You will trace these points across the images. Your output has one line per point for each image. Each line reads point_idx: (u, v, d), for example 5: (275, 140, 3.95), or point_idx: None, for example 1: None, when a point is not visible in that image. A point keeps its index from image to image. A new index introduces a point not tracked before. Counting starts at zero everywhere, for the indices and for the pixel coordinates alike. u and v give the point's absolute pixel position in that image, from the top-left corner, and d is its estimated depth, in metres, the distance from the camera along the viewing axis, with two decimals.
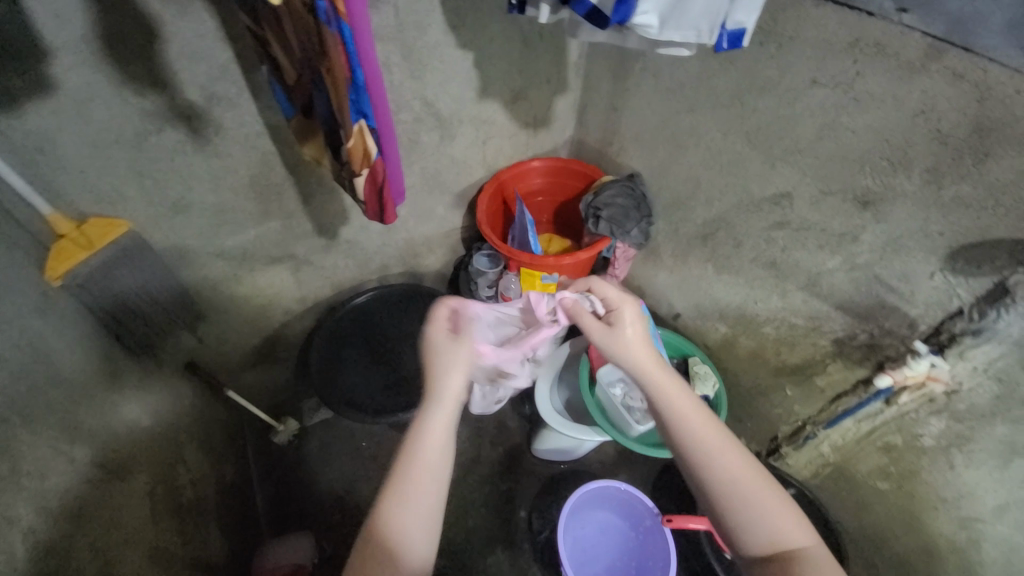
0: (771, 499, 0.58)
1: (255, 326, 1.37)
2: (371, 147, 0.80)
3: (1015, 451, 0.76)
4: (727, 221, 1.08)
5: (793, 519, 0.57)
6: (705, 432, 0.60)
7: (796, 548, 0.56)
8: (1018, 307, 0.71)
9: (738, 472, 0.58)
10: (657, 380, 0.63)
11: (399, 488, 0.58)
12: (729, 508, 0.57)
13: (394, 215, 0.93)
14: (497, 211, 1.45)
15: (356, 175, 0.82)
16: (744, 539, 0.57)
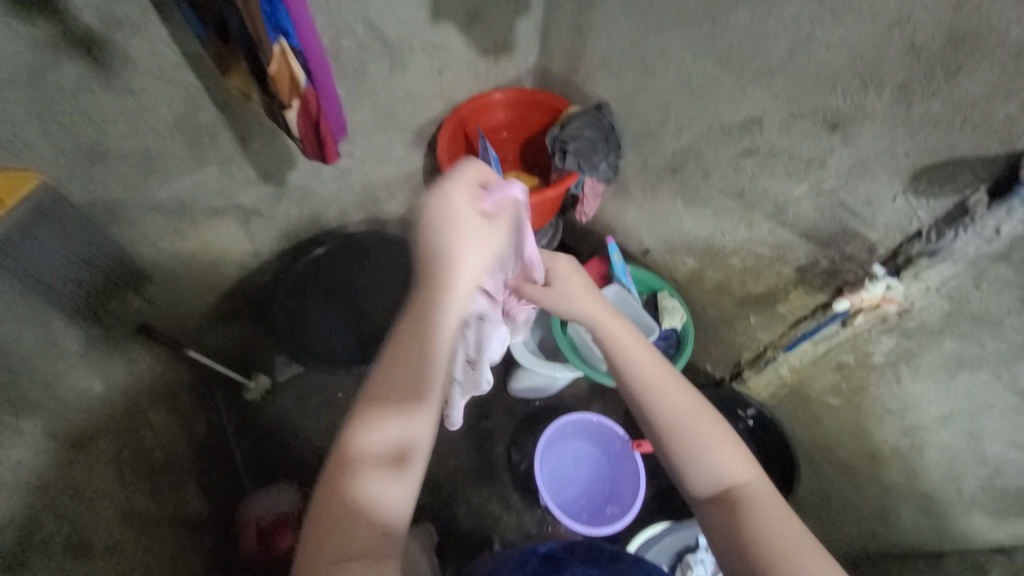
0: (714, 437, 0.65)
1: (208, 282, 1.29)
2: (297, 74, 0.79)
3: (960, 364, 0.81)
4: (697, 150, 1.04)
5: (734, 452, 0.64)
6: (649, 375, 0.68)
7: (736, 481, 0.63)
8: (977, 227, 0.72)
9: (682, 410, 0.66)
10: (606, 331, 0.72)
11: (365, 459, 0.55)
12: (675, 442, 0.65)
13: (334, 150, 0.94)
14: (460, 150, 1.37)
15: (285, 106, 0.81)
16: (690, 472, 0.65)
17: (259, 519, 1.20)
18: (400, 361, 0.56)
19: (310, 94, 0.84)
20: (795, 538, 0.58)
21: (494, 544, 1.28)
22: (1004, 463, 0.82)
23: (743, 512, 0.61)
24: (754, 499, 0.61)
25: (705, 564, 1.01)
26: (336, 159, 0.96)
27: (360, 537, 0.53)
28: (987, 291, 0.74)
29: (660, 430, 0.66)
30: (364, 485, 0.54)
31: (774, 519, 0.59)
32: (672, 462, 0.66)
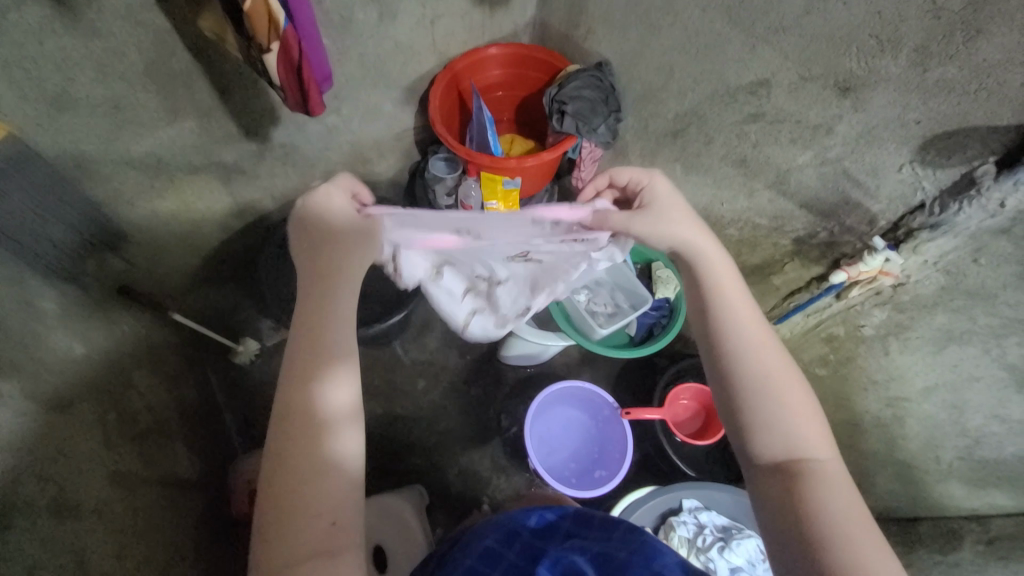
0: (803, 405, 0.59)
1: (190, 243, 1.25)
2: (276, 11, 0.73)
3: (950, 337, 0.81)
4: (700, 114, 1.00)
5: (819, 429, 0.59)
6: (747, 326, 0.63)
7: (813, 457, 0.57)
8: (981, 200, 0.70)
9: (775, 369, 0.60)
10: (713, 271, 0.67)
11: (294, 454, 0.54)
12: (760, 397, 0.59)
13: (319, 101, 0.90)
14: (452, 108, 1.31)
15: (265, 49, 0.76)
16: (764, 433, 0.59)
17: (252, 481, 1.22)
18: (306, 351, 0.57)
19: (291, 36, 0.78)
20: (860, 528, 0.52)
21: (483, 505, 1.31)
22: (984, 435, 0.82)
23: (815, 488, 0.55)
24: (825, 475, 0.56)
25: (688, 526, 1.03)
26: (321, 111, 0.92)
27: (309, 537, 0.51)
28: (985, 265, 0.73)
29: (741, 381, 0.61)
30: (299, 477, 0.53)
31: (845, 503, 0.54)
32: (743, 421, 0.60)
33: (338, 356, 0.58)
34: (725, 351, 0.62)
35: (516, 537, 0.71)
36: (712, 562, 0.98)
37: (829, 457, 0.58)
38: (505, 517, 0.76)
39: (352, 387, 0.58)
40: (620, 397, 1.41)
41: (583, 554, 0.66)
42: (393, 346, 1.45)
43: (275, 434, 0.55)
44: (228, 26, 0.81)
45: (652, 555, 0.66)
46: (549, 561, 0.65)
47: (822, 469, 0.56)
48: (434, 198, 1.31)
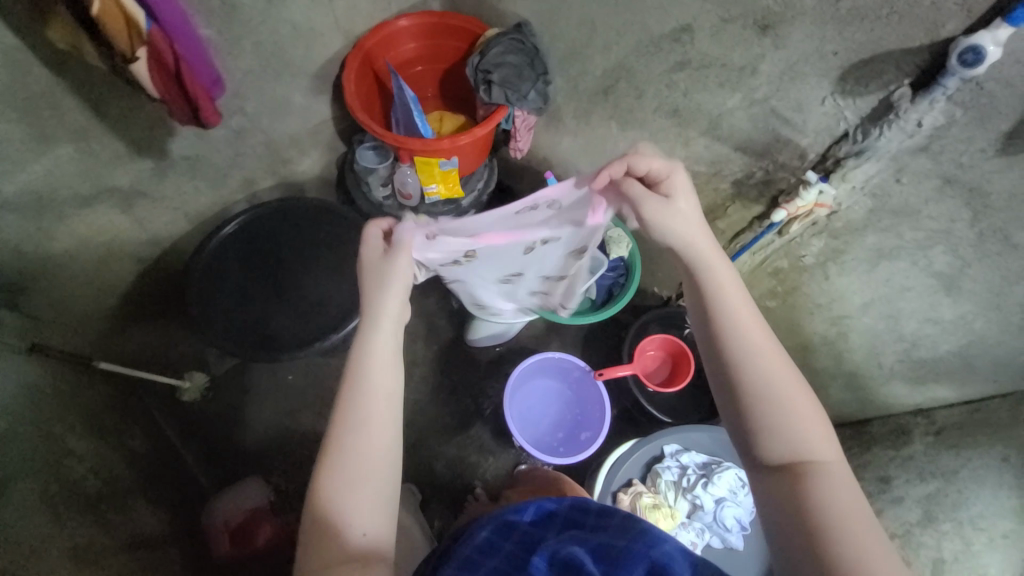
0: (808, 410, 0.58)
1: (103, 282, 1.14)
2: (133, 11, 0.66)
3: (880, 256, 0.87)
4: (628, 67, 0.98)
5: (822, 431, 0.58)
6: (752, 332, 0.60)
7: (819, 460, 0.57)
8: (901, 122, 0.73)
9: (781, 374, 0.59)
10: (713, 275, 0.62)
11: (333, 507, 0.57)
12: (765, 401, 0.58)
13: (213, 108, 0.81)
14: (371, 92, 1.21)
15: (130, 57, 0.68)
16: (770, 438, 0.58)
17: (229, 520, 1.15)
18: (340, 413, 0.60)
19: (159, 38, 0.70)
20: (863, 528, 0.52)
21: (477, 488, 1.31)
22: (919, 337, 0.90)
23: (820, 487, 0.55)
24: (830, 475, 0.56)
25: (672, 470, 1.08)
26: (217, 120, 0.83)
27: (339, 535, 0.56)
28: (908, 184, 0.78)
29: (748, 386, 0.59)
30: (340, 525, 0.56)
31: (851, 503, 0.54)
32: (749, 426, 0.59)
33: (382, 375, 0.62)
34: (728, 357, 0.60)
35: (513, 528, 0.73)
36: (698, 498, 1.04)
37: (834, 456, 0.58)
38: (504, 509, 0.78)
39: (389, 414, 0.61)
40: (591, 359, 1.43)
41: (581, 544, 0.65)
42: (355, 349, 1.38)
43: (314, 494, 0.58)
44: (82, 34, 0.69)
45: (653, 542, 0.65)
46: (546, 552, 0.65)
47: (827, 471, 0.56)
48: (370, 190, 1.28)
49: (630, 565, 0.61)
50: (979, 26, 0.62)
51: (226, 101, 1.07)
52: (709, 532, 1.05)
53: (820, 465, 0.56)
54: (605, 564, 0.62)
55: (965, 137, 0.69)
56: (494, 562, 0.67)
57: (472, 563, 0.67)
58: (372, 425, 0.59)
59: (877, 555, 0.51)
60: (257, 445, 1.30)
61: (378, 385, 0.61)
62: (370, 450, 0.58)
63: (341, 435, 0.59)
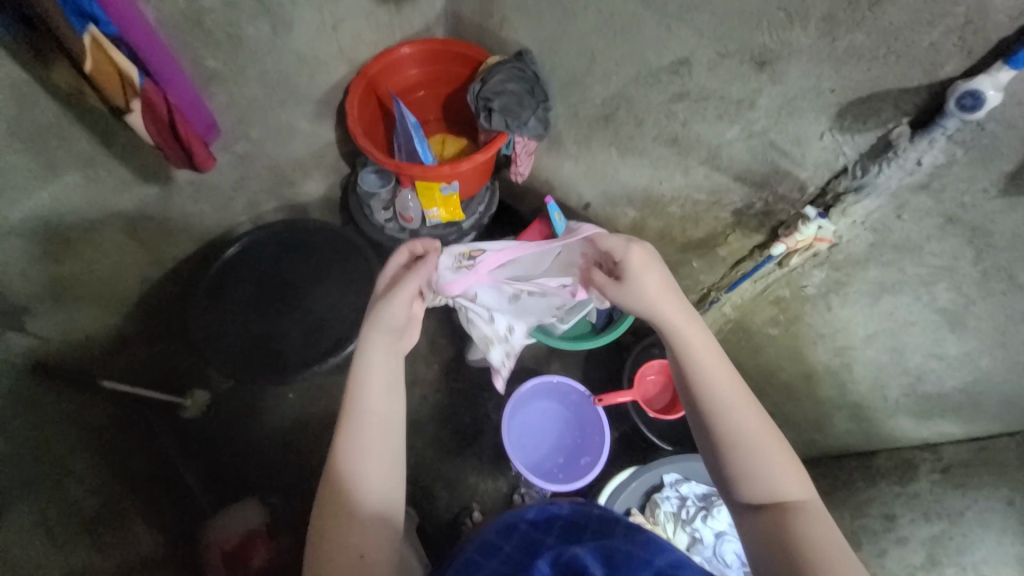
0: (782, 452, 0.60)
1: (107, 304, 1.16)
2: (127, 70, 0.75)
3: (882, 289, 0.86)
4: (627, 97, 0.99)
5: (795, 472, 0.60)
6: (724, 383, 0.63)
7: (796, 500, 0.58)
8: (900, 160, 0.72)
9: (755, 421, 0.61)
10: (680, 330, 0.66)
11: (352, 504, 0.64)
12: (739, 449, 0.60)
13: (207, 154, 0.92)
14: (373, 117, 1.23)
15: (125, 108, 0.78)
16: (751, 485, 0.59)
17: (224, 545, 1.14)
18: (350, 406, 0.67)
19: (153, 91, 0.80)
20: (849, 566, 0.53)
21: (475, 512, 1.30)
22: (924, 371, 0.89)
23: (801, 528, 0.56)
24: (808, 516, 0.57)
25: (672, 500, 1.06)
26: (211, 164, 0.94)
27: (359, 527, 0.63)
28: (909, 220, 0.77)
29: (723, 440, 0.61)
30: (342, 514, 0.63)
31: (836, 543, 0.55)
32: (730, 474, 0.60)
33: (390, 388, 0.69)
34: (708, 411, 0.62)
35: (514, 530, 0.71)
36: (697, 531, 1.03)
37: (810, 494, 0.59)
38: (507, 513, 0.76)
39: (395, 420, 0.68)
40: (592, 382, 1.41)
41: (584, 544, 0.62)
42: None
43: (323, 481, 0.64)
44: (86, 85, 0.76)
45: (655, 550, 0.61)
46: (550, 553, 0.61)
47: (806, 511, 0.57)
48: (372, 213, 1.30)
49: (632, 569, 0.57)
50: (978, 69, 0.62)
51: (232, 128, 1.09)
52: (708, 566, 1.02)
53: (800, 506, 0.58)
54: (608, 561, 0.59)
55: (966, 177, 0.69)
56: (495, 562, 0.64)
57: (474, 564, 0.64)
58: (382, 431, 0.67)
59: None
60: (258, 462, 1.31)
61: (387, 391, 0.69)
62: (382, 451, 0.66)
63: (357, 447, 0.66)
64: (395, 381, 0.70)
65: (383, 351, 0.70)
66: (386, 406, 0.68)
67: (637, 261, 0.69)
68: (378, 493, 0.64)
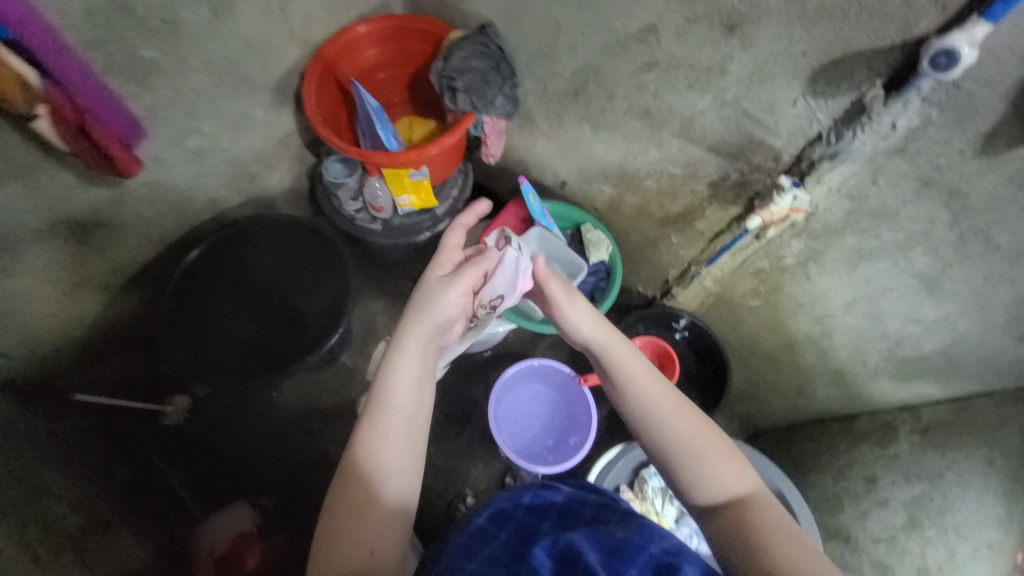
0: (723, 452, 0.62)
1: (68, 317, 1.12)
2: (25, 73, 0.71)
3: (860, 256, 0.85)
4: (596, 69, 0.94)
5: (742, 470, 0.62)
6: (661, 394, 0.65)
7: (745, 496, 0.60)
8: (874, 124, 0.70)
9: (694, 424, 0.64)
10: (613, 350, 0.69)
11: (362, 496, 0.62)
12: (684, 454, 0.62)
13: (129, 157, 0.92)
14: (333, 103, 1.17)
15: (30, 114, 0.75)
16: (701, 488, 0.61)
17: (214, 551, 1.13)
18: (378, 398, 0.67)
19: (58, 95, 0.77)
20: (801, 547, 0.55)
21: (467, 498, 1.30)
22: (903, 335, 0.89)
23: (756, 521, 0.57)
24: (759, 510, 0.59)
25: (659, 476, 1.07)
26: (136, 167, 0.95)
27: (366, 528, 0.61)
28: (884, 186, 0.75)
29: (670, 448, 0.62)
30: (358, 511, 0.61)
31: (788, 534, 0.57)
32: (682, 482, 0.62)
33: (418, 382, 0.69)
34: (652, 423, 0.64)
35: (509, 518, 0.68)
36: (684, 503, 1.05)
37: (756, 485, 0.62)
38: (501, 496, 0.72)
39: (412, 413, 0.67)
40: (578, 363, 1.41)
41: (580, 531, 0.60)
42: (341, 360, 1.36)
43: (342, 478, 0.63)
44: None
45: (649, 535, 0.58)
46: (546, 542, 0.59)
47: (756, 505, 0.59)
48: (340, 204, 1.25)
49: (628, 558, 0.55)
50: (952, 25, 0.59)
51: (180, 123, 1.03)
52: (697, 536, 1.03)
53: (751, 500, 0.60)
54: (607, 549, 0.56)
55: (942, 139, 0.67)
56: (488, 551, 0.62)
57: (466, 551, 0.62)
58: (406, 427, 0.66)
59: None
60: (246, 465, 1.29)
61: (418, 386, 0.69)
62: (401, 448, 0.64)
63: (373, 439, 0.64)
64: (426, 378, 0.70)
65: (421, 343, 0.71)
66: (414, 399, 0.67)
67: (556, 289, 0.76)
68: (394, 491, 0.63)
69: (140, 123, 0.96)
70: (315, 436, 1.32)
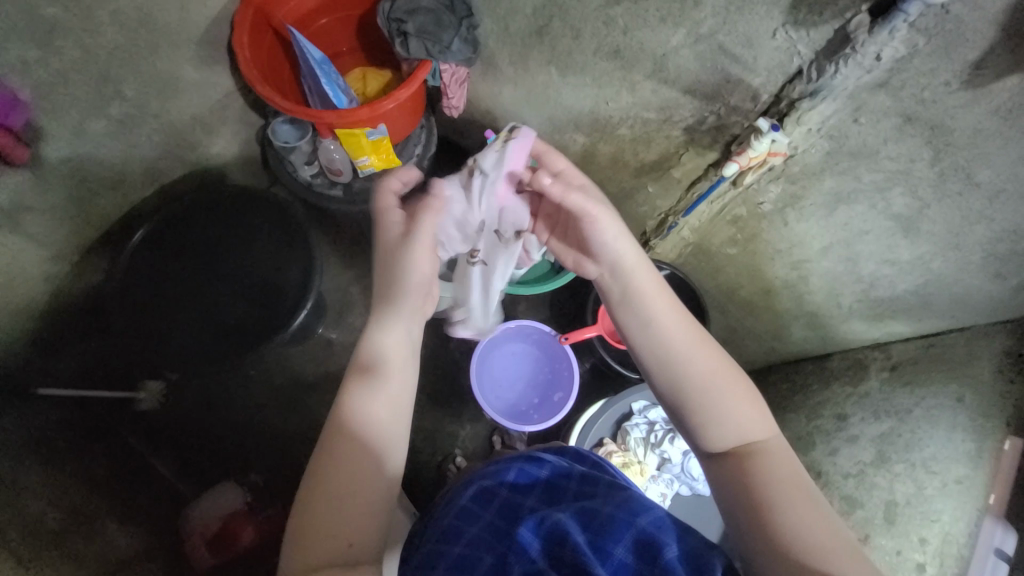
0: (745, 394, 0.62)
1: (17, 312, 1.06)
2: None
3: (839, 199, 0.83)
4: (559, 3, 0.85)
5: (760, 415, 0.61)
6: (686, 333, 0.64)
7: (760, 440, 0.60)
8: (858, 57, 0.65)
9: (715, 365, 0.62)
10: (638, 287, 0.67)
11: (345, 482, 0.59)
12: (707, 392, 0.61)
13: (10, 143, 0.89)
14: (272, 57, 1.05)
15: None
16: (716, 430, 0.60)
17: (206, 530, 1.14)
18: (361, 377, 0.64)
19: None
20: (806, 499, 0.55)
21: (457, 457, 1.33)
22: (877, 277, 0.89)
23: (765, 465, 0.58)
24: (772, 454, 0.59)
25: (641, 426, 1.09)
26: (24, 153, 0.92)
27: (348, 516, 0.58)
28: (866, 123, 0.72)
29: (690, 384, 0.61)
30: (340, 497, 0.58)
31: (796, 479, 0.57)
32: (695, 422, 0.61)
33: (402, 358, 0.66)
34: (671, 358, 0.63)
35: (494, 494, 0.67)
36: (665, 452, 1.06)
37: (772, 435, 0.61)
38: (484, 471, 0.72)
39: (400, 391, 0.65)
40: (560, 320, 1.39)
41: (566, 509, 0.60)
42: (317, 333, 1.32)
43: (322, 462, 0.60)
44: None
45: (636, 510, 0.59)
46: (533, 521, 0.59)
47: (769, 450, 0.59)
48: (295, 168, 1.17)
49: (613, 535, 0.55)
50: None
51: (97, 87, 0.94)
52: (678, 482, 1.07)
53: (764, 449, 0.59)
54: (593, 529, 0.56)
55: (928, 70, 0.63)
56: (474, 531, 0.61)
57: (455, 531, 0.62)
58: (390, 407, 0.64)
59: (818, 523, 0.54)
60: (231, 444, 1.28)
61: (403, 365, 0.66)
62: (387, 431, 0.62)
63: (359, 416, 0.62)
64: (411, 355, 0.67)
65: (404, 317, 0.66)
66: (397, 376, 0.65)
67: (581, 202, 0.65)
68: (381, 474, 0.61)
69: (27, 101, 0.89)
70: (298, 412, 1.31)
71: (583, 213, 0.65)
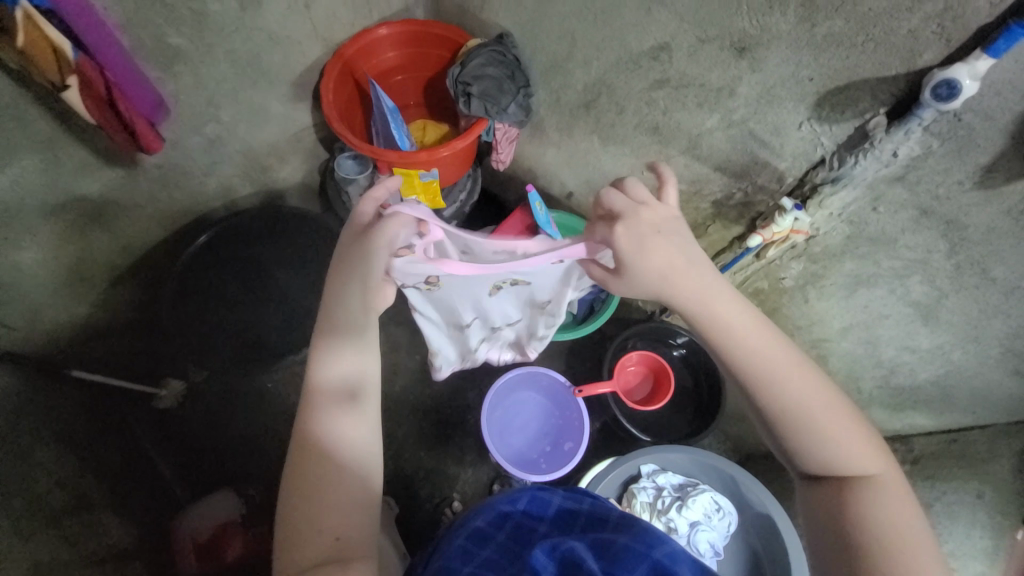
0: (848, 425, 0.61)
1: (77, 294, 1.15)
2: (60, 44, 0.76)
3: (858, 282, 0.86)
4: (608, 83, 0.97)
5: (865, 445, 0.61)
6: (780, 362, 0.61)
7: (864, 474, 0.60)
8: (876, 151, 0.72)
9: (813, 396, 0.60)
10: (735, 313, 0.62)
11: (315, 495, 0.59)
12: (803, 427, 0.60)
13: (152, 134, 0.96)
14: (349, 100, 1.19)
15: (61, 84, 0.78)
16: (807, 457, 0.61)
17: (196, 536, 1.13)
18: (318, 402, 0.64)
19: (89, 66, 0.81)
20: (906, 536, 0.56)
21: (454, 501, 1.30)
22: (897, 363, 0.90)
23: (870, 501, 0.58)
24: (877, 488, 0.59)
25: (648, 491, 1.06)
26: (158, 144, 0.98)
27: (328, 522, 0.59)
28: (884, 213, 0.77)
29: (783, 417, 0.60)
30: (316, 507, 0.59)
31: (898, 516, 0.57)
32: (790, 451, 0.62)
33: (358, 386, 0.65)
34: (767, 391, 0.60)
35: (507, 519, 0.67)
36: (672, 521, 1.02)
37: (880, 468, 0.61)
38: (500, 496, 0.73)
39: (359, 417, 0.64)
40: (574, 373, 1.40)
41: (580, 538, 0.60)
42: None
43: (287, 480, 0.61)
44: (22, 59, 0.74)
45: (652, 542, 0.58)
46: (547, 544, 0.59)
47: (874, 482, 0.60)
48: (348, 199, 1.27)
49: (628, 565, 0.55)
50: (953, 59, 0.61)
51: (199, 109, 1.08)
52: None
53: (866, 480, 0.60)
54: (605, 557, 0.56)
55: (942, 169, 0.69)
56: (488, 553, 0.60)
57: (465, 552, 0.61)
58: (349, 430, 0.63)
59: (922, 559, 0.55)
60: (236, 451, 1.29)
61: (360, 394, 0.65)
62: (348, 453, 0.62)
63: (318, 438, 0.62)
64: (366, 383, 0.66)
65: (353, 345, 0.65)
66: (352, 405, 0.65)
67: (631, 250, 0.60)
68: (348, 490, 0.61)
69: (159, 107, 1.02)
70: None
71: (641, 257, 0.60)
